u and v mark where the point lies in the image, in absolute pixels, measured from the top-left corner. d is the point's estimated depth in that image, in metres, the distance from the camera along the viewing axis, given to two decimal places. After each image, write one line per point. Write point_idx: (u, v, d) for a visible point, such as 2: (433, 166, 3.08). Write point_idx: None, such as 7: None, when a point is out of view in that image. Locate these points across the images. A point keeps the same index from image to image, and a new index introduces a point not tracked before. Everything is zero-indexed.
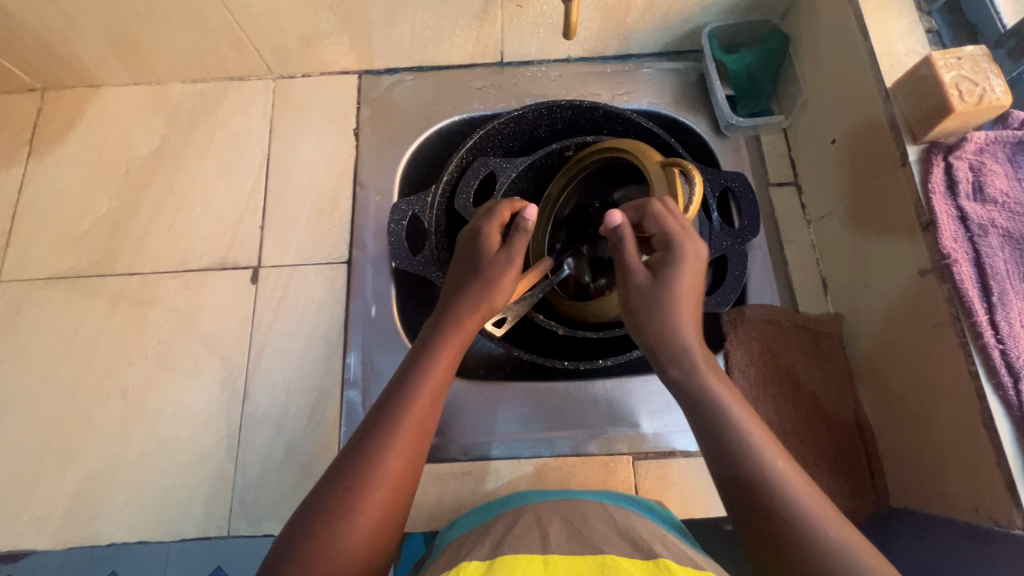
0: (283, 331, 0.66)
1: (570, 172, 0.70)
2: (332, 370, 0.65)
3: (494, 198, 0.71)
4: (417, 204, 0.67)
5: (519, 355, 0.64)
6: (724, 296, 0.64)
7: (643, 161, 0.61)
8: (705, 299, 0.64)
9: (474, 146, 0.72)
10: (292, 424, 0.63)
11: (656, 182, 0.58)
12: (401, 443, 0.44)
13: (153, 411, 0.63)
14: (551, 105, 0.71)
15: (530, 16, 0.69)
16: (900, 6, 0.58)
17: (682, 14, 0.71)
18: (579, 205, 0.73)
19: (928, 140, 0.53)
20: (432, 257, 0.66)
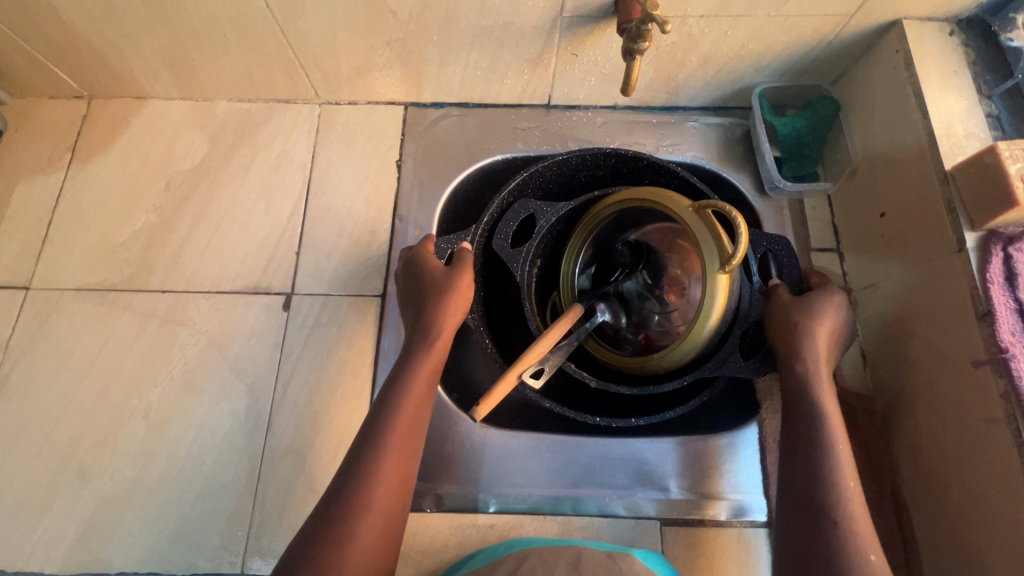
0: (313, 362, 0.65)
1: (586, 228, 0.68)
2: (359, 407, 0.63)
3: (533, 241, 0.67)
4: (457, 243, 0.63)
5: (551, 407, 0.60)
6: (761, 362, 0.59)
7: (673, 208, 0.58)
8: (745, 367, 0.58)
9: (517, 187, 0.70)
10: (316, 460, 0.61)
11: (694, 228, 0.56)
12: (387, 467, 0.49)
13: (175, 434, 0.62)
14: (597, 153, 0.71)
15: (584, 64, 0.69)
16: (959, 88, 0.59)
17: (734, 72, 0.71)
18: (598, 253, 0.69)
19: (991, 228, 0.52)
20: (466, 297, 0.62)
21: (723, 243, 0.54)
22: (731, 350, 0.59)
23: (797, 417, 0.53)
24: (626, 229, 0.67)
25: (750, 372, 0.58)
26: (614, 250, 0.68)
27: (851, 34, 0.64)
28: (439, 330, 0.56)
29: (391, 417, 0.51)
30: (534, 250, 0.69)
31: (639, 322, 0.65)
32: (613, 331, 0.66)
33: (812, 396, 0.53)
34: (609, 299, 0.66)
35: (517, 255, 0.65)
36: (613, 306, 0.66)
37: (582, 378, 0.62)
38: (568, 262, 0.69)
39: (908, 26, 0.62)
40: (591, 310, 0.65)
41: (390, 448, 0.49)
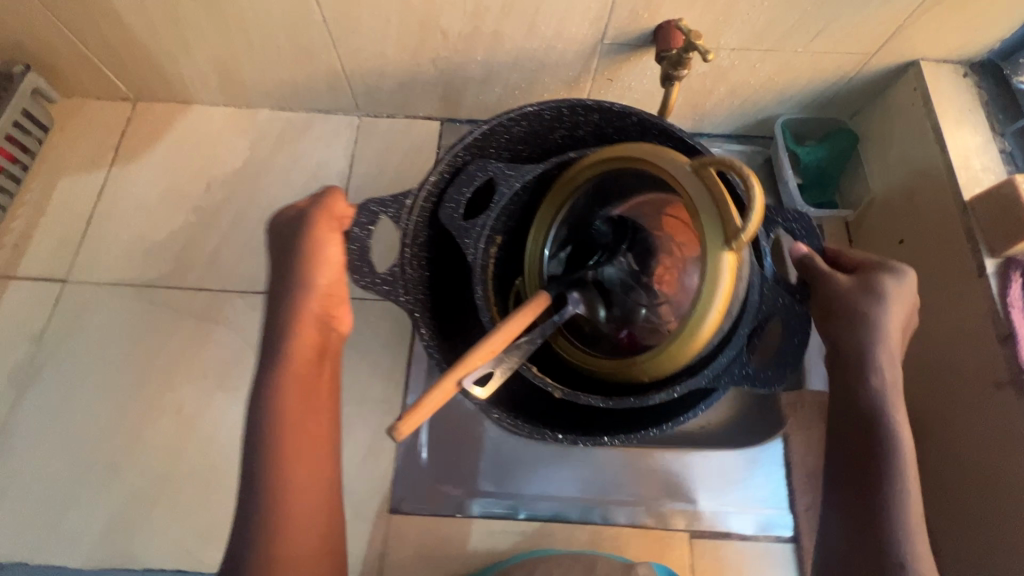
0: (346, 363, 0.66)
1: (556, 199, 0.54)
2: (392, 410, 0.64)
3: (490, 212, 0.53)
4: (390, 207, 0.51)
5: (497, 419, 0.49)
6: (777, 365, 0.49)
7: (657, 166, 0.46)
8: (748, 374, 0.48)
9: (477, 141, 0.55)
10: (348, 460, 0.62)
11: (685, 184, 0.44)
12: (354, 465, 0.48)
13: (206, 431, 0.63)
14: (574, 105, 0.55)
15: (618, 89, 0.73)
16: (974, 126, 0.63)
17: (758, 103, 0.75)
18: (574, 230, 0.56)
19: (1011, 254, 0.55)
20: (403, 275, 0.51)
21: (727, 210, 0.42)
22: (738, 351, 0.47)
23: (872, 464, 0.47)
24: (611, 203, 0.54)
25: (748, 379, 0.47)
26: (594, 229, 0.55)
27: (871, 72, 0.69)
28: (304, 309, 0.50)
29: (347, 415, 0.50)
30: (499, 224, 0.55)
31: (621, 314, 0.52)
32: (589, 330, 0.53)
33: (891, 429, 0.47)
34: (586, 288, 0.52)
35: (470, 229, 0.52)
36: (591, 296, 0.52)
37: (542, 385, 0.49)
38: (535, 244, 0.55)
39: (925, 66, 0.66)
40: (561, 299, 0.51)
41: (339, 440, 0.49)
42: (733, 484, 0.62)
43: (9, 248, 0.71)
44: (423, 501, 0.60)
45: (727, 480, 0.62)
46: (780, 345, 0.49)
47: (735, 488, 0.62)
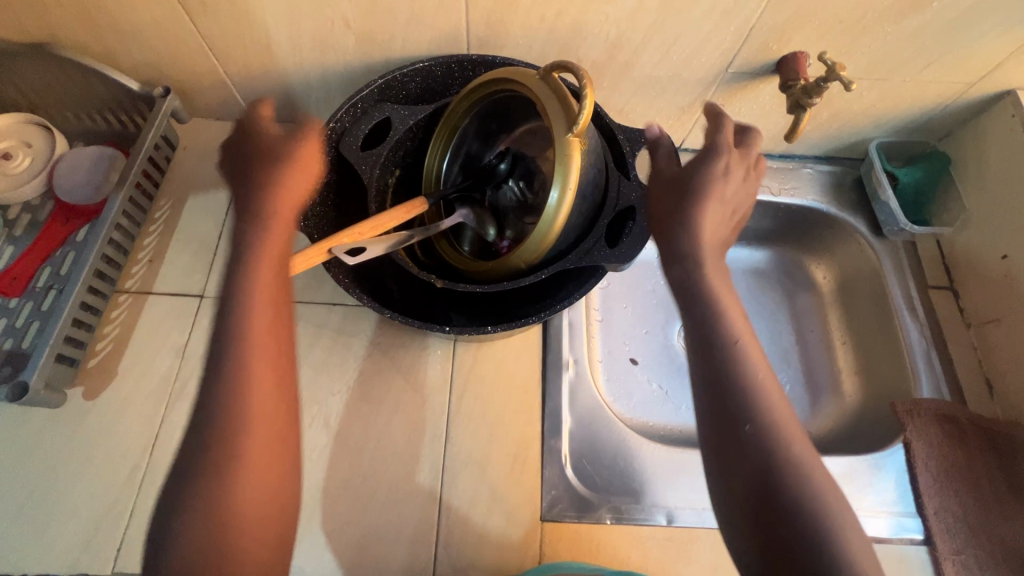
0: (483, 374, 0.68)
1: (442, 135, 0.65)
2: (532, 420, 0.66)
3: (385, 148, 0.65)
4: (294, 148, 0.60)
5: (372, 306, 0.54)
6: (629, 251, 0.55)
7: (522, 81, 0.55)
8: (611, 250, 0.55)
9: (380, 88, 0.66)
10: (495, 468, 0.63)
11: (540, 93, 0.53)
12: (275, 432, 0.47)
13: (356, 442, 0.64)
14: (461, 61, 0.67)
15: (727, 114, 0.77)
16: None
17: (854, 127, 0.80)
18: (466, 163, 0.66)
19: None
20: (303, 205, 0.59)
21: (567, 106, 0.51)
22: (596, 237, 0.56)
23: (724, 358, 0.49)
24: (495, 138, 0.65)
25: (617, 258, 0.54)
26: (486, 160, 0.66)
27: (967, 99, 0.74)
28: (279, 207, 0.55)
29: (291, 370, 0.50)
30: (391, 155, 0.67)
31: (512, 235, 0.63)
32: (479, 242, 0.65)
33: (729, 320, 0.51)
34: (483, 209, 0.65)
35: (366, 155, 0.63)
36: (485, 217, 0.64)
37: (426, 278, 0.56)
38: (432, 167, 0.66)
39: (1020, 95, 0.71)
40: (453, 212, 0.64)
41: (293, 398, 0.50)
42: (873, 483, 0.66)
43: (144, 265, 0.72)
44: (571, 508, 0.62)
45: (868, 479, 0.66)
46: (632, 233, 0.56)
47: (876, 487, 0.65)
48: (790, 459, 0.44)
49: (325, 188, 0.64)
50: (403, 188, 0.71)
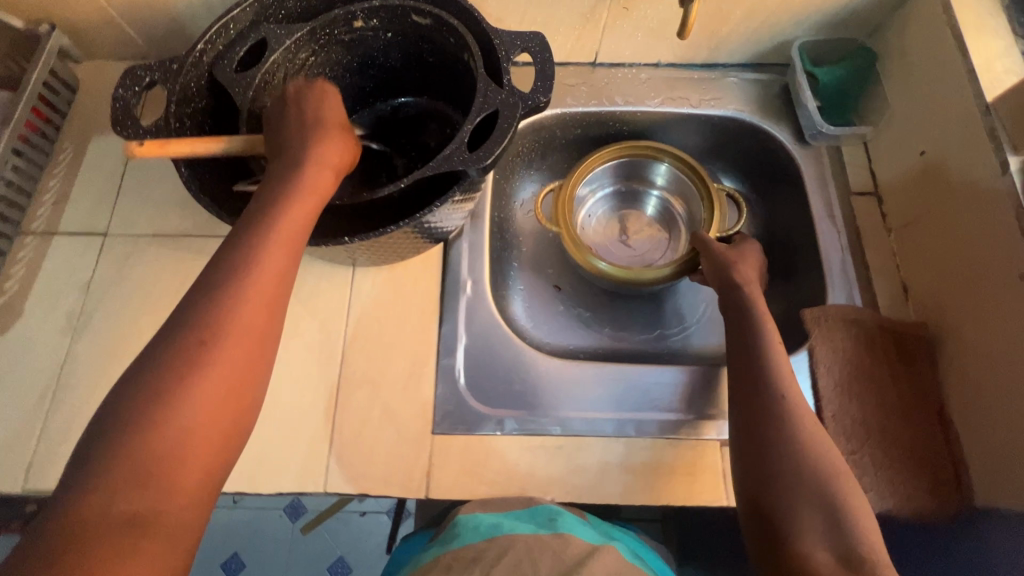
0: (380, 300, 0.68)
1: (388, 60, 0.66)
2: (428, 340, 0.66)
3: (260, 68, 0.63)
4: (158, 69, 0.59)
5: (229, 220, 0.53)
6: (489, 155, 0.53)
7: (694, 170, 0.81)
8: (467, 156, 0.53)
9: (255, 4, 0.63)
10: (390, 386, 0.64)
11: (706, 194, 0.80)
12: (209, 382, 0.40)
13: None
14: None
15: (633, 18, 0.73)
16: (996, 28, 0.62)
17: (774, 26, 0.75)
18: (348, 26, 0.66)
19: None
20: (167, 126, 0.58)
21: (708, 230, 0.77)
22: (458, 142, 0.54)
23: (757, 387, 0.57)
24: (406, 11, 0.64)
25: (473, 162, 0.53)
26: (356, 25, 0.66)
27: None
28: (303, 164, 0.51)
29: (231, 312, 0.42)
30: (268, 77, 0.64)
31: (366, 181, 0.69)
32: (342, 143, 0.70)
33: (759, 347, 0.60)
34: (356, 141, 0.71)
35: (236, 80, 0.62)
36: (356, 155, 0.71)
37: None
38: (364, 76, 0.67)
39: None
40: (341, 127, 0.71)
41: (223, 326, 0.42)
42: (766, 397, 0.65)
43: (48, 205, 0.73)
44: (463, 421, 0.63)
45: None
46: (493, 135, 0.53)
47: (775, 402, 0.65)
48: (817, 495, 0.49)
49: (201, 112, 0.62)
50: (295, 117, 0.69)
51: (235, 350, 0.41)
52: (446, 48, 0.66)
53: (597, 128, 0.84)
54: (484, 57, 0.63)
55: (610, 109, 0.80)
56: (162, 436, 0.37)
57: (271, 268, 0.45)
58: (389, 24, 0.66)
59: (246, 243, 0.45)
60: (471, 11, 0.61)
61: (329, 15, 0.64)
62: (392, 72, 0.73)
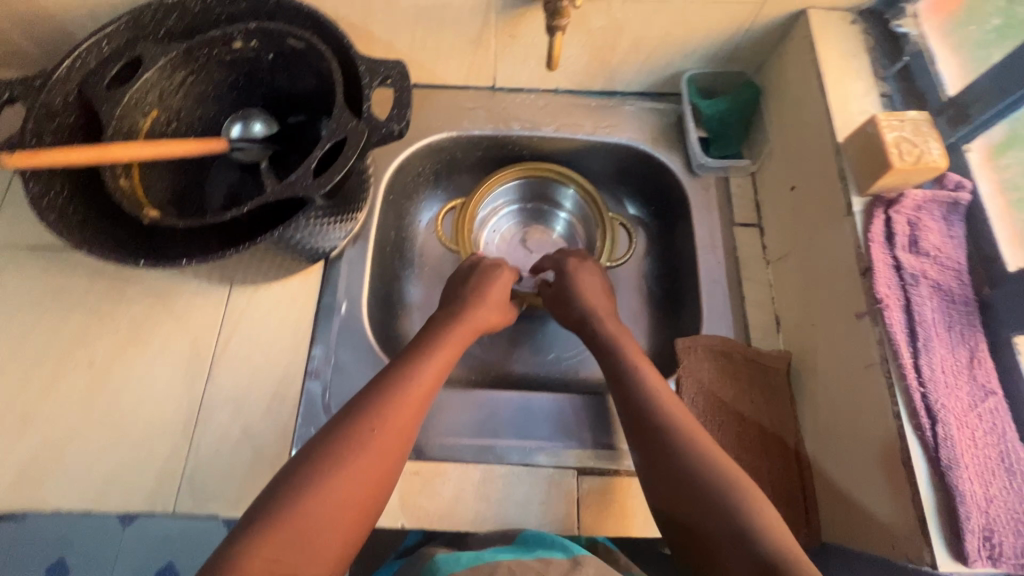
0: (252, 319, 0.68)
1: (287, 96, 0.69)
2: (297, 361, 0.66)
3: (132, 86, 0.63)
4: (21, 85, 0.59)
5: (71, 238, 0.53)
6: (331, 181, 0.53)
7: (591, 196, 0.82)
8: (310, 182, 0.53)
9: (129, 23, 0.63)
10: (252, 407, 0.64)
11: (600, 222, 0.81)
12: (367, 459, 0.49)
13: (118, 382, 0.65)
14: None
15: (522, 46, 0.74)
16: (857, 70, 0.64)
17: (664, 58, 0.76)
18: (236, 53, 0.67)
19: (922, 181, 0.56)
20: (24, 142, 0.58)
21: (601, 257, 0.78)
22: (304, 169, 0.53)
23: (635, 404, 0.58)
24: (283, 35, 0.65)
25: (313, 188, 0.53)
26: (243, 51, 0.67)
27: (765, 21, 0.69)
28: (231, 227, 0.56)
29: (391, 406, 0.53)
30: (140, 95, 0.64)
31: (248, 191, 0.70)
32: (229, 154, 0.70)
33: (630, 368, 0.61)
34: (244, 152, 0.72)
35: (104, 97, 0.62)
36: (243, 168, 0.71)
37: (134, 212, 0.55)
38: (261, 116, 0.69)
39: (812, 15, 0.67)
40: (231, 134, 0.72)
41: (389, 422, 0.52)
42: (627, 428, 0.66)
43: None
44: None
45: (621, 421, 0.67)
46: (338, 162, 0.54)
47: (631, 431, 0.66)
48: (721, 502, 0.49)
49: (67, 128, 0.62)
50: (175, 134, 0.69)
51: (386, 440, 0.51)
52: (324, 71, 0.67)
53: (498, 150, 0.85)
54: (355, 83, 0.63)
55: (507, 133, 0.81)
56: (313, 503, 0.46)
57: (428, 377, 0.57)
58: (269, 46, 0.67)
59: (413, 360, 0.58)
60: (343, 38, 0.62)
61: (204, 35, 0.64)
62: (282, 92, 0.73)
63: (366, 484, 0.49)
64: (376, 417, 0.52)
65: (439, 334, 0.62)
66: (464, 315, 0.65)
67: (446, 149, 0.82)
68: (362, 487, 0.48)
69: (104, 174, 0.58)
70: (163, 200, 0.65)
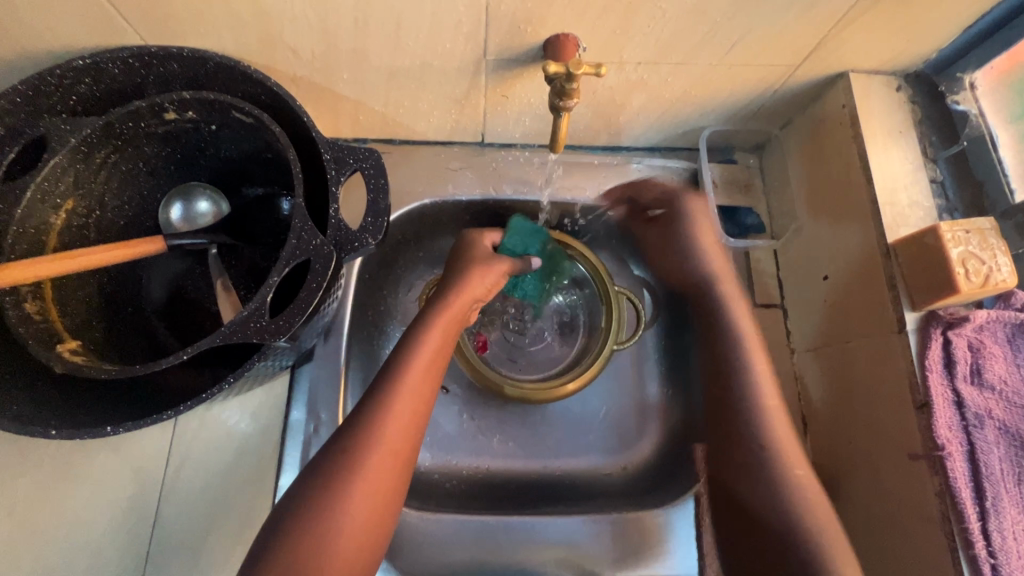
0: (207, 443, 0.59)
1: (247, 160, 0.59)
2: (262, 494, 0.58)
3: (38, 178, 0.50)
4: None
5: None
6: (293, 321, 0.44)
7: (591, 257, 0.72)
8: (269, 323, 0.43)
9: (26, 94, 0.48)
10: (214, 548, 0.57)
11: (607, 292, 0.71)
12: (361, 488, 0.43)
13: (42, 533, 0.54)
14: (143, 54, 0.50)
15: (516, 105, 0.63)
16: (904, 150, 0.56)
17: (679, 117, 0.66)
18: (174, 124, 0.55)
19: (979, 299, 0.50)
20: None
21: (616, 328, 0.69)
22: (257, 303, 0.43)
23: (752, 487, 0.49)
24: (231, 108, 0.53)
25: (276, 331, 0.43)
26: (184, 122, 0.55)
27: (799, 83, 0.59)
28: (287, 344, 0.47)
29: (376, 418, 0.45)
30: (48, 186, 0.52)
31: (202, 281, 0.60)
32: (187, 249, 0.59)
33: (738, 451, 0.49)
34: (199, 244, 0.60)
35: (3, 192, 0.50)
36: (191, 261, 0.60)
37: (47, 358, 0.44)
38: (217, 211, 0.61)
39: (854, 79, 0.57)
40: (173, 209, 0.61)
41: (376, 450, 0.44)
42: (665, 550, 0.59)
43: None
44: None
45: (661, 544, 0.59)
46: (306, 295, 0.44)
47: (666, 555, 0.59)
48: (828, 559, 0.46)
49: None
50: (99, 223, 0.58)
51: (381, 461, 0.44)
52: (281, 151, 0.56)
53: (487, 215, 0.74)
54: (320, 170, 0.52)
55: (497, 198, 0.71)
56: (299, 558, 0.40)
57: (430, 351, 0.50)
58: (211, 116, 0.54)
59: (395, 363, 0.49)
60: (303, 117, 0.50)
61: (127, 109, 0.51)
62: (229, 163, 0.61)
63: (367, 520, 0.42)
64: (349, 442, 0.44)
65: (425, 329, 0.52)
66: (448, 297, 0.55)
67: (428, 215, 0.71)
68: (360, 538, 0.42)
69: (2, 299, 0.47)
70: (85, 315, 0.53)
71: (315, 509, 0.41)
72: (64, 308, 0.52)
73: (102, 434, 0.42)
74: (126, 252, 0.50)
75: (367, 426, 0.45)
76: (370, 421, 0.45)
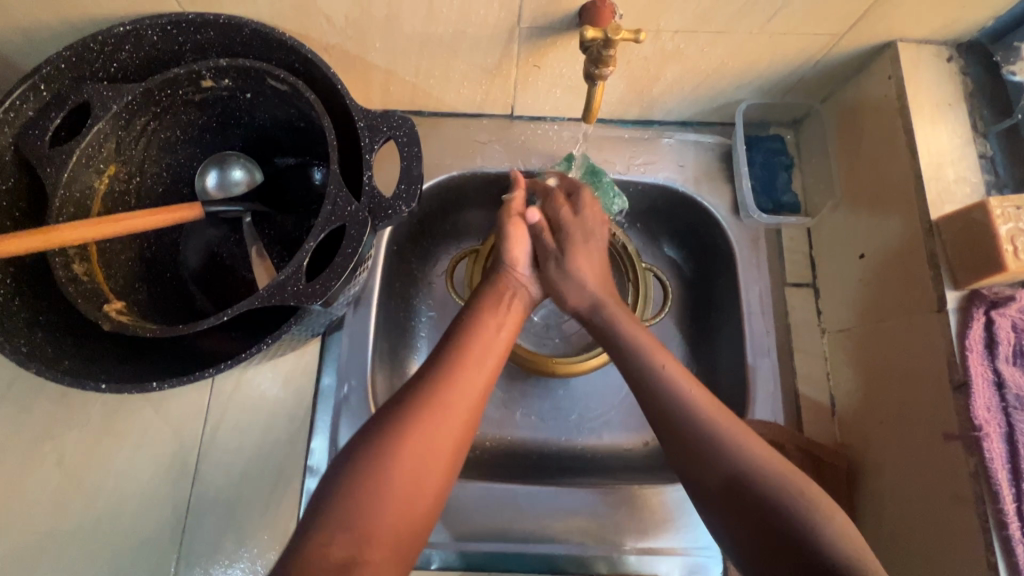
0: (241, 406, 0.61)
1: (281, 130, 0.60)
2: (294, 454, 0.60)
3: (82, 142, 0.52)
4: None
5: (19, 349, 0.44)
6: (329, 284, 0.45)
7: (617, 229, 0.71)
8: (306, 287, 0.44)
9: (71, 59, 0.49)
10: (247, 506, 0.58)
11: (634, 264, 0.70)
12: (426, 435, 0.47)
13: (91, 483, 0.57)
14: (183, 21, 0.50)
15: (547, 76, 0.62)
16: (953, 124, 0.54)
17: (714, 89, 0.64)
18: (212, 91, 0.56)
19: None
20: None
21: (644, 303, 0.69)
22: (295, 267, 0.44)
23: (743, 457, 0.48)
24: (267, 77, 0.53)
25: (312, 294, 0.44)
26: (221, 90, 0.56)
27: (842, 53, 0.57)
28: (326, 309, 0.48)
29: (444, 382, 0.50)
30: (92, 151, 0.53)
31: (237, 247, 0.62)
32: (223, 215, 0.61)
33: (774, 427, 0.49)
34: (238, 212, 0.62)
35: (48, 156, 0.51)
36: (226, 228, 0.62)
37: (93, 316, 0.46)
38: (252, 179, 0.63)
39: (902, 48, 0.55)
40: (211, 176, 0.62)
41: (442, 408, 0.49)
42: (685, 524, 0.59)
43: None
44: None
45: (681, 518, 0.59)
46: (341, 259, 0.45)
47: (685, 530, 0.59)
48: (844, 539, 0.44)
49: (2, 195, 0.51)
50: (138, 188, 0.59)
51: (448, 419, 0.48)
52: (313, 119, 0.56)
53: None
54: (353, 137, 0.53)
55: (525, 171, 0.70)
56: (369, 482, 0.44)
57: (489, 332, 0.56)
58: (246, 84, 0.55)
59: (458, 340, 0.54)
60: (337, 84, 0.50)
61: (167, 76, 0.51)
62: (263, 132, 0.61)
63: (428, 463, 0.46)
64: (418, 397, 0.49)
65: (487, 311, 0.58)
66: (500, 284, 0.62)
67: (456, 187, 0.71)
68: (419, 499, 0.45)
69: (53, 260, 0.48)
70: (128, 278, 0.55)
71: (384, 445, 0.46)
72: (108, 270, 0.53)
73: (147, 390, 0.44)
74: (169, 216, 0.51)
75: (430, 388, 0.49)
76: (435, 391, 0.49)
